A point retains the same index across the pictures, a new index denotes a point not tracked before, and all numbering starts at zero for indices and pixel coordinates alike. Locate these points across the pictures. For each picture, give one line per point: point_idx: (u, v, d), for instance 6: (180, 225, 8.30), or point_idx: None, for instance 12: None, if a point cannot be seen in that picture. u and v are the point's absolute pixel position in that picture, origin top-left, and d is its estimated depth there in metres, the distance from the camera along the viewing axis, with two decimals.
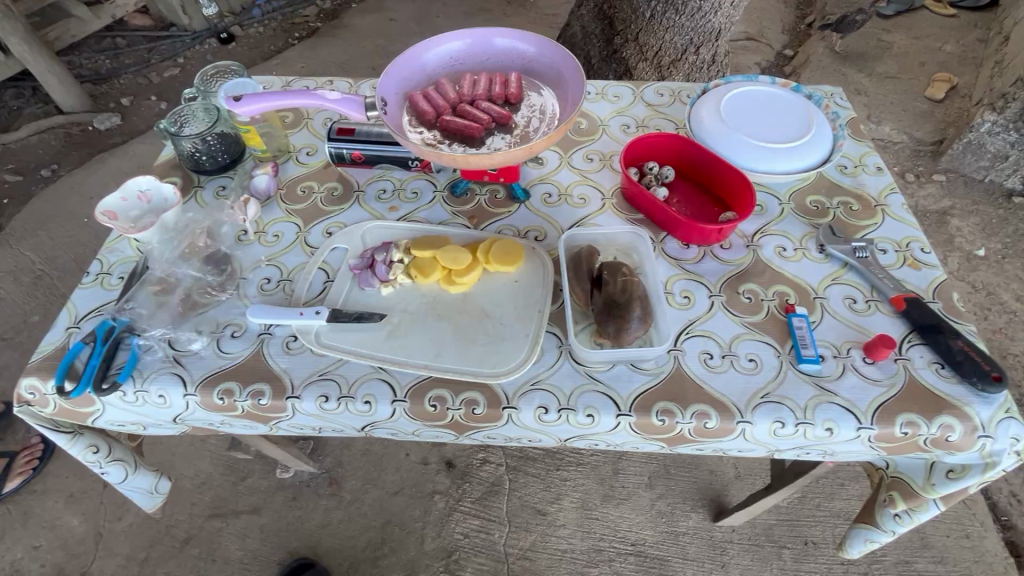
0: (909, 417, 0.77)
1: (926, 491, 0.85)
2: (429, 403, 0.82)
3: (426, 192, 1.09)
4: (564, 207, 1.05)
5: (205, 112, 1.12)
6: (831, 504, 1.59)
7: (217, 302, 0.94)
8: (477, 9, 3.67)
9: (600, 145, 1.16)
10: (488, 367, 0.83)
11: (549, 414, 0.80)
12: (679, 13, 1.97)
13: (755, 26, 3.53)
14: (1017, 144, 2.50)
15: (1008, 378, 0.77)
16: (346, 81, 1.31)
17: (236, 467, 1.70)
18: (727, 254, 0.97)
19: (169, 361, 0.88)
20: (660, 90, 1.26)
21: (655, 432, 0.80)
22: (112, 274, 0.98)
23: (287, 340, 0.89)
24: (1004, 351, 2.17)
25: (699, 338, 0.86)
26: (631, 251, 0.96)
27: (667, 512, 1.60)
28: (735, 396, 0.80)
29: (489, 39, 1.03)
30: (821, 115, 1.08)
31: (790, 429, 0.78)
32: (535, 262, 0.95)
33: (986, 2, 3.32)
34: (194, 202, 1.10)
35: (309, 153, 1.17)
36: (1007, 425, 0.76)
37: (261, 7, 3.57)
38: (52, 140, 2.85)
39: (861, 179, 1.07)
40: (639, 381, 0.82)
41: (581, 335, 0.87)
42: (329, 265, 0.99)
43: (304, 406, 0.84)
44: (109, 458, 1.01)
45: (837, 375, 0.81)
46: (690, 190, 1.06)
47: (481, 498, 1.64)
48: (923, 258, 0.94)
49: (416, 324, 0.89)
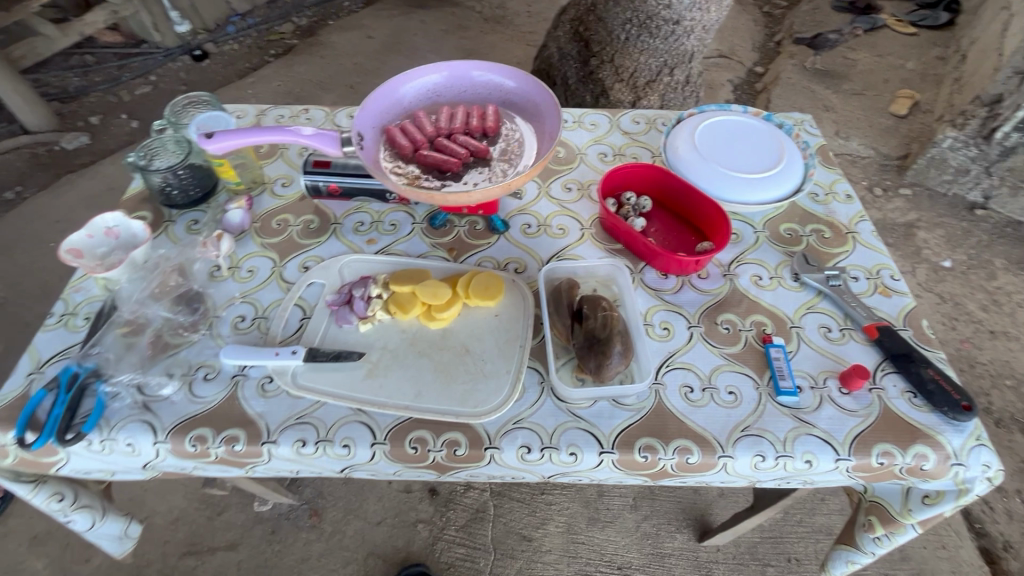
0: (885, 447, 0.78)
1: (903, 516, 0.86)
2: (410, 446, 0.81)
3: (405, 224, 1.08)
4: (543, 237, 1.06)
5: (175, 143, 1.07)
6: (813, 519, 1.61)
7: (189, 343, 0.92)
8: (454, 27, 3.70)
9: (578, 174, 1.17)
10: (470, 406, 0.82)
11: (532, 454, 0.79)
12: (653, 36, 2.01)
13: (727, 44, 3.63)
14: (977, 159, 2.60)
15: (977, 406, 0.79)
16: (323, 110, 1.30)
17: (212, 501, 1.65)
18: (705, 284, 0.98)
19: (138, 408, 0.85)
20: (636, 117, 1.28)
21: (638, 468, 0.80)
22: (78, 314, 0.95)
23: (263, 382, 0.87)
24: (972, 360, 2.24)
25: (679, 371, 0.87)
26: (610, 283, 0.97)
27: (653, 533, 1.59)
28: (716, 430, 0.80)
29: (467, 71, 1.03)
30: (791, 145, 1.10)
31: (771, 463, 0.78)
32: (516, 296, 0.95)
33: (943, 21, 3.46)
34: (165, 237, 1.07)
35: (285, 184, 1.16)
36: (979, 452, 0.78)
37: (236, 24, 3.53)
38: (16, 161, 2.76)
39: (833, 207, 1.09)
40: (621, 417, 0.82)
41: (562, 370, 0.86)
42: (305, 301, 0.97)
43: (281, 452, 0.82)
44: (75, 505, 0.97)
45: (814, 406, 0.82)
46: (667, 219, 1.07)
47: (465, 525, 1.61)
48: (893, 285, 0.97)
49: (395, 361, 0.88)
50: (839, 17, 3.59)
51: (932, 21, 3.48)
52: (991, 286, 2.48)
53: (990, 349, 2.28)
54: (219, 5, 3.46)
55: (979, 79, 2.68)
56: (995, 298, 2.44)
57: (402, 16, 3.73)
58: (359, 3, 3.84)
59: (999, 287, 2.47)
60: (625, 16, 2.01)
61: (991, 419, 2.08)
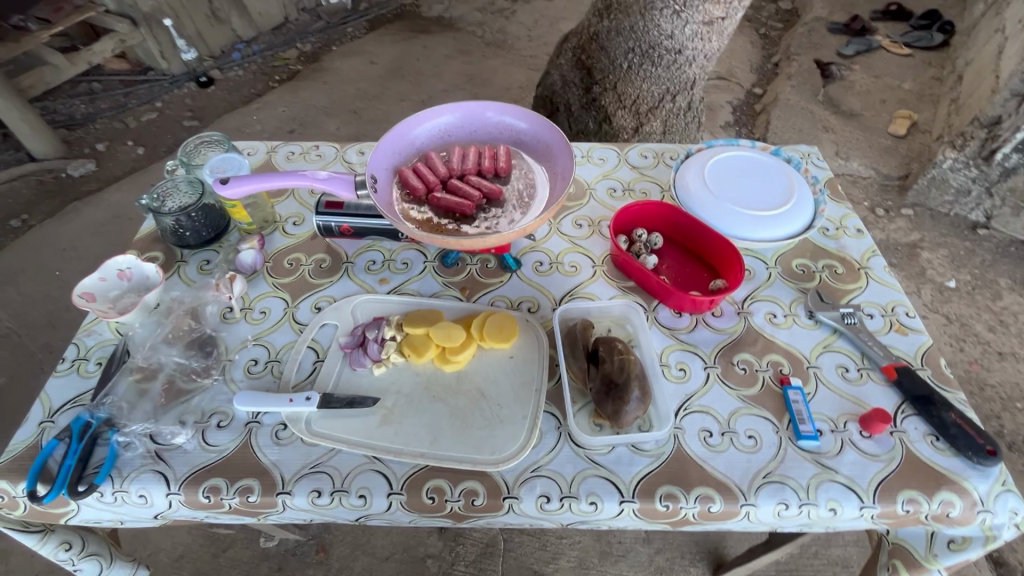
0: (909, 494, 0.77)
1: (928, 561, 0.84)
2: (427, 495, 0.79)
3: (416, 263, 1.08)
4: (556, 275, 1.05)
5: (188, 184, 1.10)
6: (829, 551, 1.57)
7: (202, 388, 0.91)
8: (456, 51, 3.76)
9: (589, 210, 1.17)
10: (487, 454, 0.81)
11: (551, 503, 0.78)
12: (655, 65, 2.03)
13: (725, 66, 3.68)
14: (978, 180, 2.62)
15: (1002, 451, 0.78)
16: (332, 146, 1.31)
17: (217, 537, 1.62)
18: (719, 322, 0.98)
19: (150, 457, 0.83)
20: (644, 151, 1.29)
21: (659, 517, 0.78)
22: (89, 359, 0.94)
23: (277, 430, 0.86)
24: (982, 382, 2.22)
25: (698, 415, 0.86)
26: (625, 322, 0.97)
27: (666, 567, 1.57)
28: (737, 477, 0.79)
29: (477, 112, 1.04)
30: (801, 180, 1.11)
31: (794, 511, 0.77)
32: (530, 337, 0.95)
33: (938, 42, 3.51)
34: (177, 278, 1.07)
35: (296, 223, 1.16)
36: (1006, 499, 0.77)
37: (241, 51, 3.58)
38: (23, 189, 2.77)
39: (844, 242, 1.09)
40: (641, 464, 0.81)
41: (579, 415, 0.85)
42: (318, 343, 0.96)
43: (295, 502, 0.80)
44: (83, 553, 0.96)
45: (836, 450, 0.81)
46: (679, 256, 1.07)
47: (475, 561, 1.59)
48: (909, 323, 0.96)
49: (411, 406, 0.87)
50: (835, 39, 3.64)
51: (927, 42, 3.53)
52: (997, 307, 2.48)
53: (999, 371, 2.27)
54: (225, 33, 3.51)
55: (977, 101, 2.71)
56: (1001, 318, 2.44)
57: (404, 42, 3.78)
58: (362, 29, 3.90)
59: (1005, 307, 2.47)
60: (627, 45, 2.04)
61: (1004, 443, 2.05)
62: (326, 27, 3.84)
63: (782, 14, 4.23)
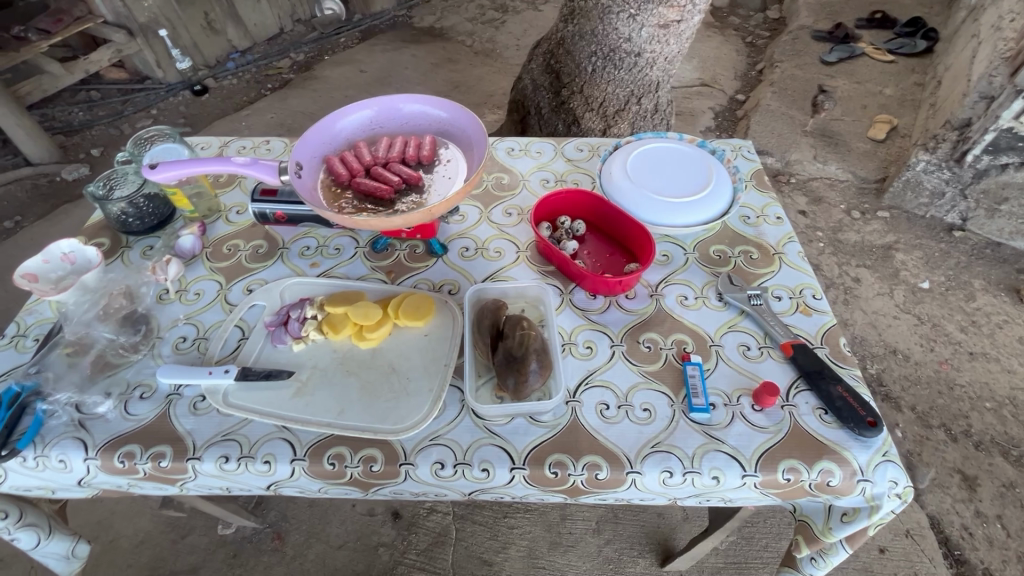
0: (791, 463, 0.80)
1: (824, 534, 0.86)
2: (328, 462, 0.83)
3: (348, 248, 1.13)
4: (479, 260, 1.09)
5: (135, 174, 1.15)
6: (778, 544, 1.57)
7: (129, 363, 0.95)
8: (443, 60, 3.84)
9: (520, 200, 1.21)
10: (389, 424, 0.85)
11: (445, 470, 0.82)
12: (618, 68, 2.08)
13: (709, 73, 3.72)
14: (951, 182, 2.61)
15: (882, 422, 0.80)
16: (283, 141, 1.37)
17: (177, 524, 1.65)
18: (631, 304, 1.01)
19: (73, 425, 0.88)
20: (581, 145, 1.33)
21: (550, 484, 0.81)
22: (27, 336, 0.99)
23: (195, 401, 0.90)
24: (951, 382, 2.20)
25: (598, 389, 0.89)
26: (539, 303, 1.00)
27: (615, 558, 1.58)
28: (626, 446, 0.82)
29: (400, 105, 1.10)
30: (721, 169, 1.15)
31: (678, 478, 0.80)
32: (445, 316, 0.98)
33: (921, 48, 3.52)
34: (119, 263, 1.12)
35: (238, 212, 1.21)
36: (885, 468, 0.79)
37: (235, 60, 3.69)
38: (18, 192, 2.87)
39: (762, 230, 1.13)
40: (535, 434, 0.84)
41: (482, 389, 0.89)
42: (245, 322, 1.01)
43: (205, 468, 0.84)
44: (20, 523, 1.00)
45: (726, 422, 0.84)
46: (600, 242, 1.11)
47: (426, 550, 1.61)
48: (814, 305, 0.99)
49: (323, 380, 0.91)
50: (818, 46, 3.66)
51: (910, 49, 3.54)
52: (970, 307, 2.44)
53: (968, 371, 2.24)
54: (220, 43, 3.62)
55: (951, 104, 2.72)
56: (974, 319, 2.40)
57: (395, 51, 3.88)
58: (355, 39, 4.00)
59: (978, 308, 2.44)
60: (590, 48, 2.09)
61: (971, 442, 2.03)
62: (319, 37, 3.94)
63: (769, 23, 4.27)
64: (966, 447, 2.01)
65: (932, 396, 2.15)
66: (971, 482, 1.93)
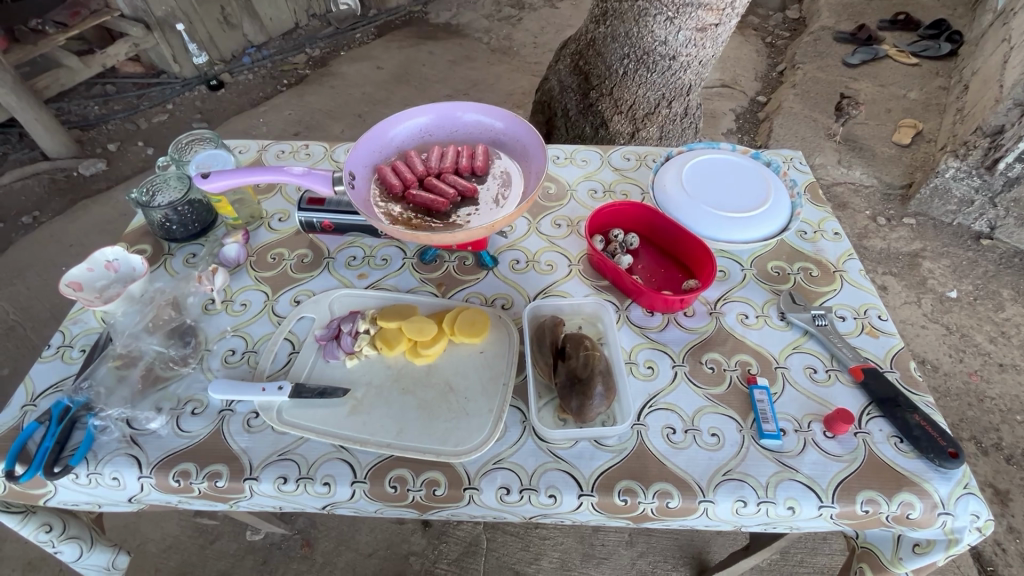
0: (869, 494, 0.78)
1: (894, 565, 0.83)
2: (389, 485, 0.81)
3: (396, 259, 1.11)
4: (531, 274, 1.07)
5: (178, 179, 1.13)
6: (814, 560, 1.55)
7: (179, 376, 0.93)
8: (460, 58, 3.79)
9: (568, 211, 1.18)
10: (451, 446, 0.83)
11: (510, 495, 0.80)
12: (651, 71, 2.03)
13: (729, 73, 3.63)
14: (981, 190, 2.49)
15: (964, 453, 0.78)
16: (322, 146, 1.34)
17: (205, 529, 1.64)
18: (690, 322, 0.99)
19: (125, 441, 0.86)
20: (627, 154, 1.30)
21: (618, 511, 0.79)
22: (74, 346, 0.97)
23: (248, 418, 0.88)
24: (981, 394, 2.11)
25: (662, 412, 0.86)
26: (596, 320, 0.97)
27: (648, 571, 1.56)
28: (697, 473, 0.80)
29: (456, 112, 1.08)
30: (778, 184, 1.12)
31: (752, 508, 0.78)
32: (501, 333, 0.95)
33: (947, 51, 3.39)
34: (162, 271, 1.10)
35: (281, 219, 1.19)
36: (967, 502, 0.77)
37: (251, 55, 3.65)
38: (36, 186, 2.83)
39: (821, 246, 1.10)
40: (601, 459, 0.82)
41: (544, 410, 0.87)
42: (295, 335, 0.98)
43: (262, 488, 0.82)
44: (63, 535, 0.96)
45: (798, 450, 0.82)
46: (654, 257, 1.08)
47: (458, 559, 1.59)
48: (880, 326, 0.97)
49: (380, 398, 0.88)
50: (842, 48, 3.55)
51: (935, 51, 3.41)
52: (1000, 318, 2.34)
53: (999, 383, 2.15)
54: (236, 38, 3.58)
55: (980, 110, 2.60)
56: (1003, 330, 2.30)
57: (411, 48, 3.83)
58: (370, 35, 3.95)
59: (1007, 319, 2.33)
60: (622, 51, 2.04)
61: (1002, 455, 1.95)
62: (335, 32, 3.89)
63: (788, 23, 4.18)
64: (997, 461, 1.94)
65: (962, 408, 2.07)
66: (1003, 497, 1.87)
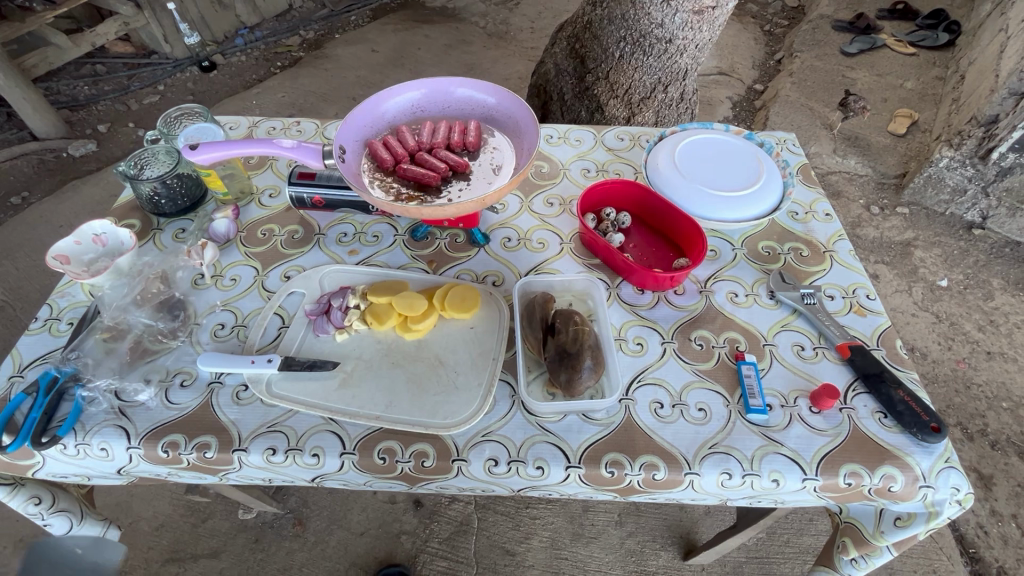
0: (852, 467, 0.79)
1: (875, 538, 0.84)
2: (378, 456, 0.82)
3: (387, 236, 1.10)
4: (523, 251, 1.07)
5: (167, 154, 1.12)
6: (800, 540, 1.57)
7: (168, 350, 0.92)
8: (455, 42, 3.75)
9: (561, 190, 1.18)
10: (439, 418, 0.83)
11: (499, 467, 0.80)
12: (647, 54, 2.00)
13: (727, 61, 3.60)
14: (974, 179, 2.49)
15: (946, 428, 0.79)
16: (313, 123, 1.33)
17: (197, 508, 1.64)
18: (681, 300, 0.99)
19: (114, 413, 0.86)
20: (621, 134, 1.30)
21: (605, 483, 0.80)
22: (61, 319, 0.97)
23: (238, 390, 0.88)
24: (968, 381, 2.12)
25: (651, 387, 0.87)
26: (586, 297, 0.98)
27: (637, 550, 1.58)
28: (683, 446, 0.81)
29: (449, 88, 1.07)
30: (771, 164, 1.12)
31: (737, 481, 0.79)
32: (491, 309, 0.95)
33: (944, 41, 3.37)
34: (151, 245, 1.09)
35: (272, 195, 1.18)
36: (948, 475, 0.78)
37: (244, 36, 3.59)
38: (24, 166, 2.78)
39: (812, 226, 1.11)
40: (589, 432, 0.83)
41: (533, 385, 0.87)
42: (285, 310, 0.98)
43: (251, 460, 0.82)
44: (53, 508, 0.94)
45: (784, 424, 0.83)
46: (646, 235, 1.08)
47: (448, 538, 1.61)
48: (868, 305, 0.97)
49: (369, 371, 0.88)
50: (840, 37, 3.51)
51: (932, 42, 3.39)
52: (988, 307, 2.36)
53: (986, 370, 2.16)
54: (229, 18, 3.52)
55: (976, 100, 2.59)
56: (992, 319, 2.32)
57: (406, 32, 3.78)
58: (365, 18, 3.89)
59: (996, 308, 2.35)
60: (619, 34, 2.01)
61: (987, 441, 1.97)
62: (329, 15, 3.84)
63: (787, 11, 4.13)
64: (982, 447, 1.96)
65: (949, 395, 2.08)
66: (987, 482, 1.88)
